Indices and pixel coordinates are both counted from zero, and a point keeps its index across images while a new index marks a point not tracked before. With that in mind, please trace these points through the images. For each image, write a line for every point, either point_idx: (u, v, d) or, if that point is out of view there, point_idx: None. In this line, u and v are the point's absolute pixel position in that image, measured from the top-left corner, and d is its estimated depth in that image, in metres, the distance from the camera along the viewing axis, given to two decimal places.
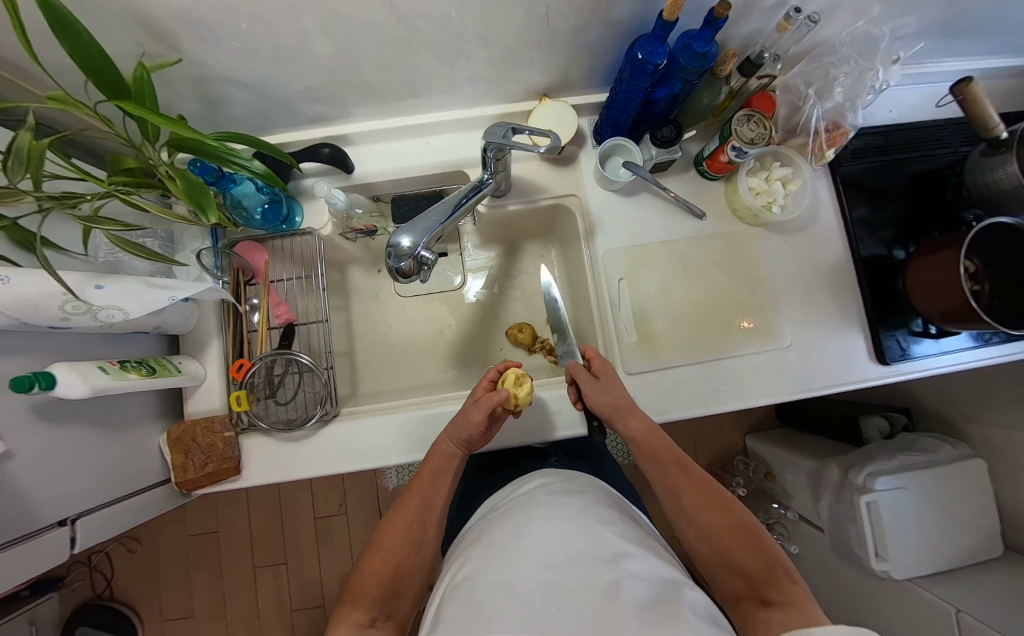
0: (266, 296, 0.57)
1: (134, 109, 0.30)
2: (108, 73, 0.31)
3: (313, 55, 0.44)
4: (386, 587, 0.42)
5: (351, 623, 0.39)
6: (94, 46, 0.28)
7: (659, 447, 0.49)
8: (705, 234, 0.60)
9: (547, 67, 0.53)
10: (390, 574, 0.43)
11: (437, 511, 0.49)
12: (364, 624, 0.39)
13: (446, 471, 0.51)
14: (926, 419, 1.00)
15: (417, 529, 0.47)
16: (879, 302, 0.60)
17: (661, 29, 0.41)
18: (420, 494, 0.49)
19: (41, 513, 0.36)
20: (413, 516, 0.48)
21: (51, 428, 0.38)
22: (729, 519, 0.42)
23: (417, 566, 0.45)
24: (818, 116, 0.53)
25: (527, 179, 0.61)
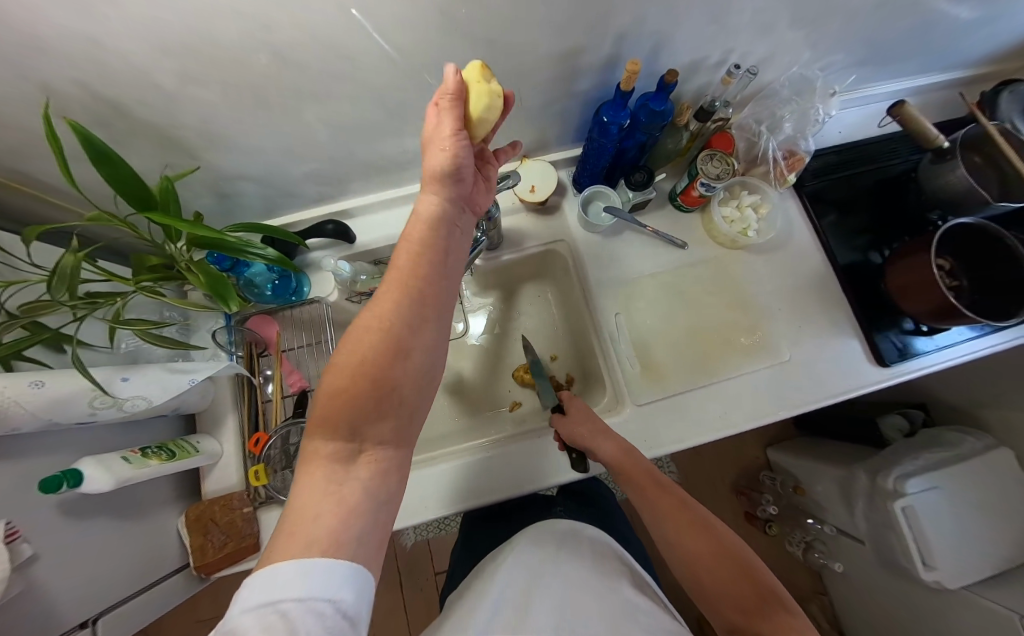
0: (280, 365, 0.59)
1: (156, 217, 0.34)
2: (131, 186, 0.36)
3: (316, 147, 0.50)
4: (365, 440, 0.27)
5: (318, 489, 0.25)
6: (117, 156, 0.33)
7: (636, 469, 0.48)
8: (690, 262, 0.64)
9: (525, 132, 0.60)
10: (369, 429, 0.28)
11: (425, 326, 0.31)
12: (335, 457, 0.26)
13: (400, 310, 0.29)
14: (944, 413, 0.99)
15: (396, 387, 0.29)
16: (867, 305, 0.62)
17: (620, 97, 0.47)
18: (389, 334, 0.29)
19: (60, 610, 0.37)
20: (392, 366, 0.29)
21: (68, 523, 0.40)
22: (720, 550, 0.39)
23: (416, 399, 0.31)
24: (775, 147, 0.59)
25: (517, 230, 0.65)
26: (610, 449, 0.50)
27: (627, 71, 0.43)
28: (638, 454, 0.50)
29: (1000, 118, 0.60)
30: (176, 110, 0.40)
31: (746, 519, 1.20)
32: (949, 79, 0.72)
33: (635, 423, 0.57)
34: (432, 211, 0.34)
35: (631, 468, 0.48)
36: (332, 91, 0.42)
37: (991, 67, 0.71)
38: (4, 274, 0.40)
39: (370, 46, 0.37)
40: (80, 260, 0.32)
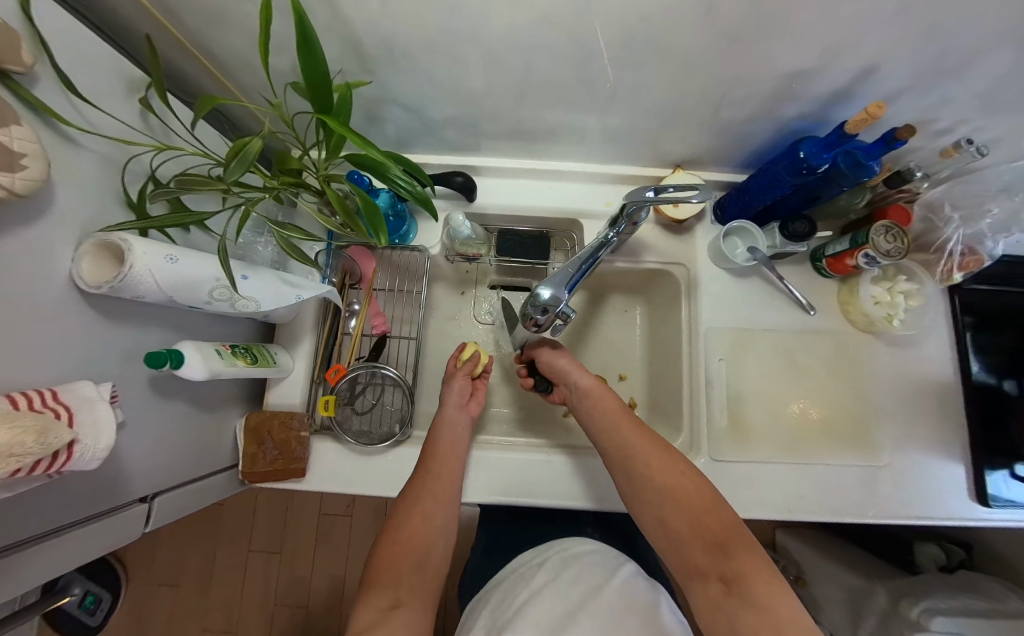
0: (366, 304, 0.58)
1: (337, 124, 0.32)
2: (320, 86, 0.33)
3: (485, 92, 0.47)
4: (406, 593, 0.38)
5: (372, 609, 0.35)
6: (319, 51, 0.30)
7: (617, 431, 0.47)
8: (813, 330, 0.58)
9: (693, 141, 0.54)
10: (408, 581, 0.39)
11: (463, 420, 0.55)
12: (386, 609, 0.36)
13: (451, 402, 0.56)
14: (990, 561, 0.92)
15: (427, 493, 0.47)
16: (991, 436, 0.56)
17: (835, 137, 0.43)
18: (455, 441, 0.53)
19: (123, 483, 0.37)
20: (429, 503, 0.46)
21: (153, 400, 0.39)
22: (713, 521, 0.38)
23: (433, 547, 0.43)
24: (959, 239, 0.52)
25: (639, 239, 0.61)
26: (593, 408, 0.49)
27: (864, 113, 0.38)
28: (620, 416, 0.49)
29: None
30: (378, 22, 0.36)
31: None
32: None
33: (705, 476, 0.54)
34: (447, 421, 0.54)
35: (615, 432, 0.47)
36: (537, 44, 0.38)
37: None
38: (158, 135, 0.39)
39: (611, 8, 0.33)
40: (263, 148, 0.30)
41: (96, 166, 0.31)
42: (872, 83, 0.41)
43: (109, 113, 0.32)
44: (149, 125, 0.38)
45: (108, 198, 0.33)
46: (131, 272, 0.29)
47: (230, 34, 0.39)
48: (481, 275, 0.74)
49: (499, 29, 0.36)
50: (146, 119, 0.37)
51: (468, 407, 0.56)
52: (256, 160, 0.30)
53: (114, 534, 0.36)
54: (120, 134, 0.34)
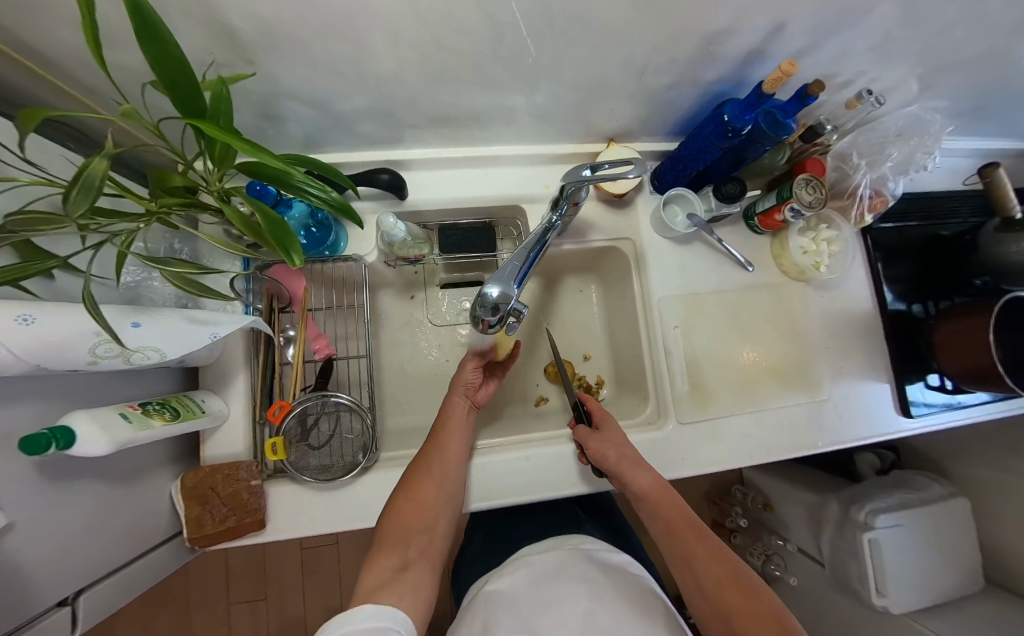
0: (303, 328, 0.52)
1: (208, 129, 0.26)
2: (181, 85, 0.27)
3: (396, 78, 0.42)
4: (414, 554, 0.43)
5: (382, 570, 0.41)
6: (172, 43, 0.24)
7: (675, 512, 0.46)
8: (753, 285, 0.62)
9: (622, 113, 0.53)
10: (416, 543, 0.44)
11: (464, 419, 0.54)
12: (394, 569, 0.41)
13: (458, 389, 0.56)
14: (912, 456, 1.07)
15: (435, 469, 0.49)
16: (907, 355, 0.64)
17: (755, 97, 0.44)
18: (461, 418, 0.54)
19: (31, 594, 0.31)
20: (438, 473, 0.49)
21: (46, 490, 0.33)
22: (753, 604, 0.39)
23: (442, 516, 0.47)
24: (867, 184, 0.56)
25: (584, 219, 0.60)
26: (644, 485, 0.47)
27: (779, 72, 0.39)
28: (674, 495, 0.47)
29: None
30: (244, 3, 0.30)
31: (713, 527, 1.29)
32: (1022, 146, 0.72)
33: (675, 440, 0.56)
34: (455, 405, 0.55)
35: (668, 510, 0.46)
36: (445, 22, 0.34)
37: None
38: None
39: None
40: (112, 168, 0.23)
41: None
42: (780, 41, 0.42)
43: None
44: None
45: None
46: None
47: (49, 27, 0.31)
48: (429, 276, 0.71)
49: (397, 6, 0.32)
50: None
51: (473, 392, 0.57)
52: (106, 184, 0.24)
53: None
54: None
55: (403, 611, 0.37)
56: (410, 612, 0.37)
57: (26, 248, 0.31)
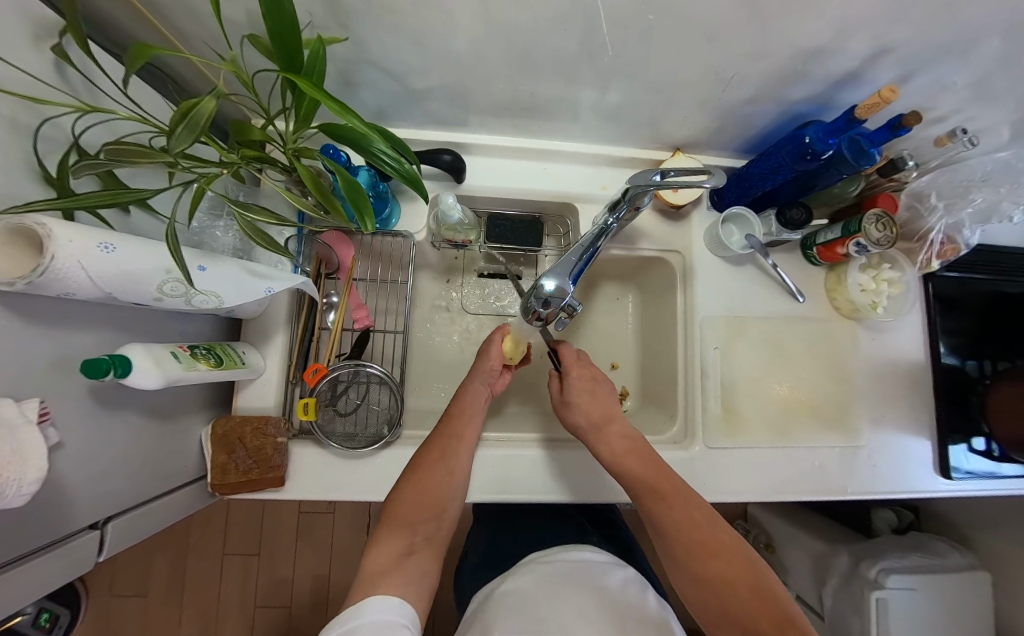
0: (347, 295, 0.52)
1: (308, 86, 0.26)
2: (284, 36, 0.27)
3: (478, 59, 0.42)
4: (420, 539, 0.42)
5: (389, 552, 0.39)
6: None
7: (646, 467, 0.45)
8: (801, 318, 0.59)
9: (693, 122, 0.52)
10: (423, 529, 0.43)
11: (472, 407, 0.53)
12: (402, 553, 0.39)
13: (478, 378, 0.56)
14: (935, 521, 1.02)
15: (450, 456, 0.49)
16: (954, 413, 0.60)
17: (843, 121, 0.41)
18: (475, 408, 0.54)
19: (66, 515, 0.32)
20: (449, 452, 0.49)
21: (95, 416, 0.34)
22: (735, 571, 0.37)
23: (449, 503, 0.46)
24: (943, 229, 0.53)
25: (636, 226, 0.59)
26: (613, 441, 0.48)
27: (880, 97, 0.36)
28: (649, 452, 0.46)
29: None
30: None
31: None
32: None
33: (699, 463, 0.54)
34: (472, 395, 0.55)
35: (636, 465, 0.45)
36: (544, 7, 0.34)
37: None
38: (80, 94, 0.31)
39: None
40: (218, 109, 0.23)
41: (4, 131, 0.24)
42: (882, 65, 0.40)
43: (14, 63, 0.25)
44: (69, 82, 0.30)
45: (23, 174, 0.26)
46: (53, 264, 0.23)
47: None
48: (469, 263, 0.71)
49: None
50: (63, 74, 0.30)
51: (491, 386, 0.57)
52: (209, 124, 0.24)
53: (66, 566, 0.32)
54: (29, 90, 0.26)
55: (410, 599, 0.35)
56: (417, 602, 0.35)
57: (108, 180, 0.32)
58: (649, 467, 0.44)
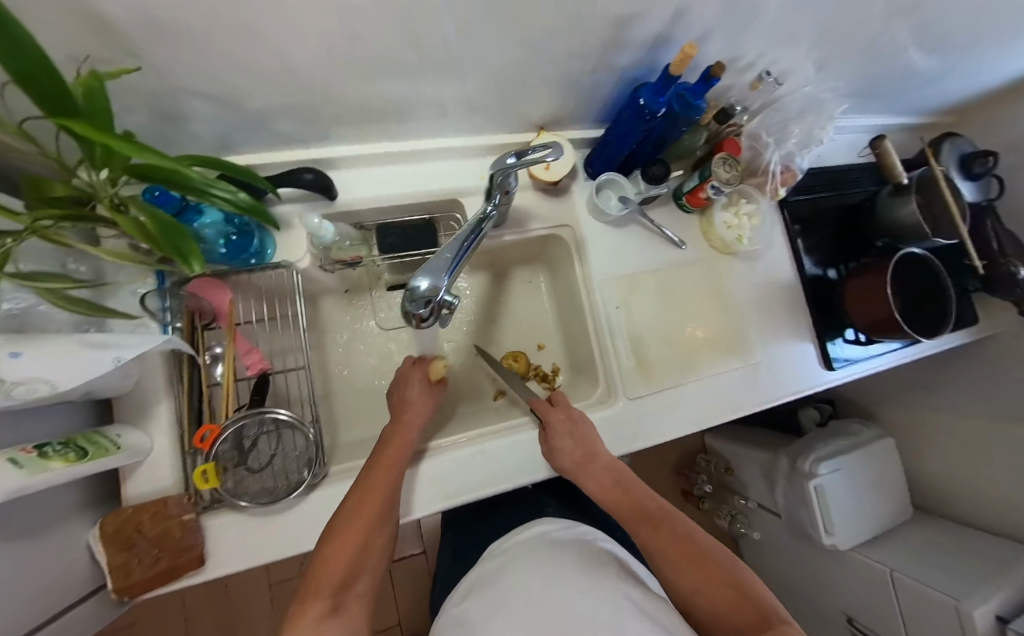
0: (233, 343, 0.48)
1: (89, 127, 0.23)
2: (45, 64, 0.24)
3: (302, 74, 0.40)
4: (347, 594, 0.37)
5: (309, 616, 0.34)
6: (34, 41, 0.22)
7: (626, 502, 0.48)
8: (687, 262, 0.65)
9: (545, 102, 0.54)
10: (346, 581, 0.38)
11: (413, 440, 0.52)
12: (325, 613, 0.35)
13: (410, 388, 0.57)
14: (846, 407, 1.19)
15: (379, 489, 0.45)
16: (823, 314, 0.70)
17: (664, 80, 0.46)
18: (415, 431, 0.53)
19: None
20: (383, 485, 0.46)
21: None
22: (715, 574, 0.40)
23: (379, 544, 0.42)
24: (778, 161, 0.61)
25: (523, 209, 0.61)
26: (594, 484, 0.51)
27: (683, 52, 0.40)
28: (631, 485, 0.50)
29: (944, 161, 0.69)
30: None
31: (683, 497, 1.37)
32: (904, 121, 0.81)
33: (627, 415, 0.58)
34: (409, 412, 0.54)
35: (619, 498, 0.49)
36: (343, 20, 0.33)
37: (928, 118, 0.82)
38: None
39: None
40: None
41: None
42: (680, 28, 0.44)
43: None
44: None
45: None
46: None
47: None
48: (374, 279, 0.69)
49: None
50: None
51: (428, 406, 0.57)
52: None
53: None
54: None
55: None
56: None
57: None
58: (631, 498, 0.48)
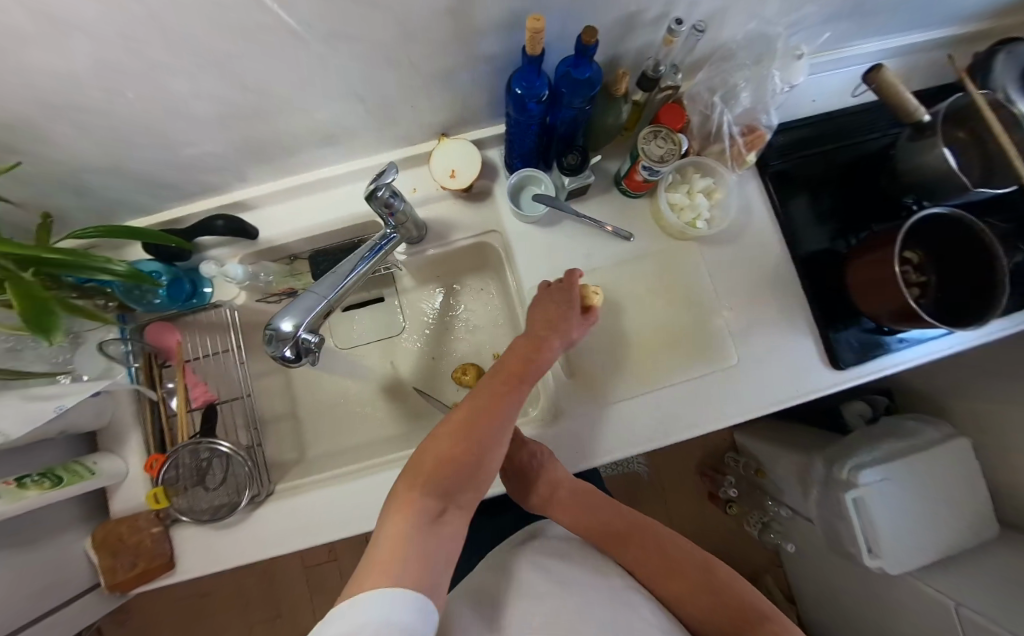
0: (180, 377, 0.54)
1: None
2: None
3: (161, 134, 0.42)
4: None
5: None
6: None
7: (602, 522, 0.41)
8: (635, 256, 0.57)
9: (437, 107, 0.51)
10: None
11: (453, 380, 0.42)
12: (430, 518, 0.27)
13: None
14: (912, 399, 0.96)
15: (417, 449, 0.37)
16: (825, 300, 0.56)
17: (532, 62, 0.38)
18: (452, 373, 0.42)
19: None
20: (423, 444, 0.38)
21: None
22: (699, 581, 0.34)
23: None
24: (732, 122, 0.50)
25: (441, 220, 0.58)
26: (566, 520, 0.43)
27: (529, 32, 0.32)
28: (602, 500, 0.44)
29: (993, 84, 0.50)
30: None
31: (709, 499, 1.24)
32: (953, 30, 0.60)
33: (565, 433, 0.54)
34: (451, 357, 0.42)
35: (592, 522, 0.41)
36: (153, 84, 0.33)
37: (996, 18, 0.60)
38: None
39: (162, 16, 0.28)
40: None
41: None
42: None
43: None
44: None
45: None
46: None
47: None
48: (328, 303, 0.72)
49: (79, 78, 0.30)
50: None
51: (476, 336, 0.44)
52: None
53: None
54: None
55: None
56: None
57: None
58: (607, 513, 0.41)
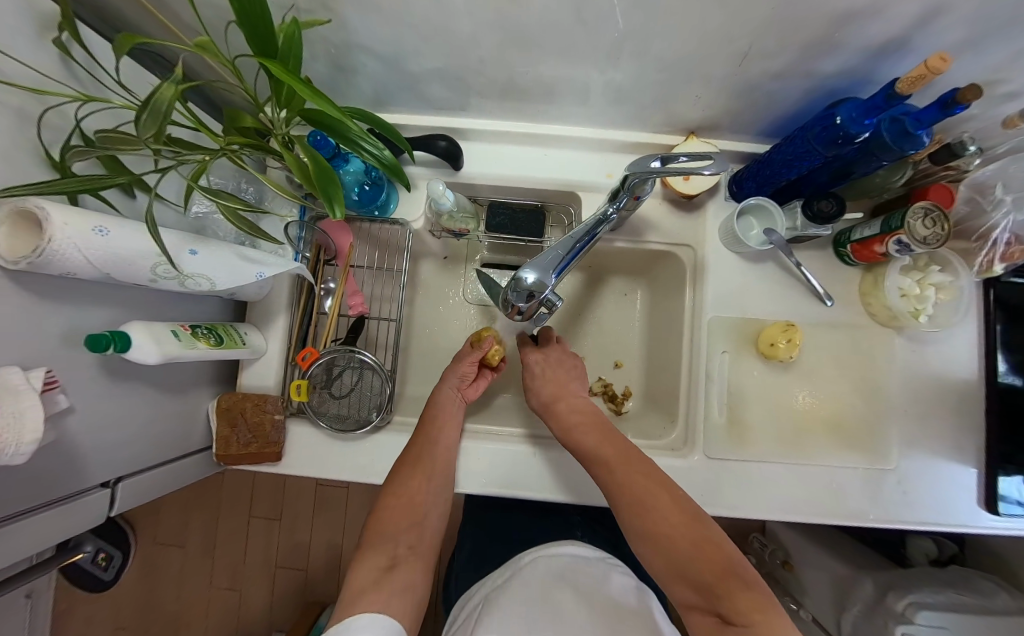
0: (344, 283, 0.53)
1: (282, 73, 0.25)
2: (258, 21, 0.27)
3: (456, 37, 0.39)
4: (402, 550, 0.41)
5: (369, 570, 0.38)
6: None
7: (613, 448, 0.44)
8: (827, 323, 0.53)
9: (707, 103, 0.48)
10: (405, 539, 0.42)
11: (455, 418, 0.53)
12: (382, 568, 0.38)
13: (450, 380, 0.56)
14: (984, 559, 0.89)
15: (426, 460, 0.48)
16: (1010, 440, 0.51)
17: (884, 98, 0.35)
18: (454, 415, 0.53)
19: (80, 473, 0.36)
20: (428, 454, 0.49)
21: (111, 386, 0.37)
22: (697, 534, 0.36)
23: (431, 509, 0.46)
24: (1009, 227, 0.45)
25: (643, 217, 0.55)
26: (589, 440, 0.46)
27: (924, 67, 0.29)
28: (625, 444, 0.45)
29: None
30: None
31: None
32: None
33: (696, 473, 0.51)
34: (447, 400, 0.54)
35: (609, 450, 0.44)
36: None
37: None
38: (86, 85, 0.34)
39: None
40: (179, 96, 0.23)
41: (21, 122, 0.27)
42: (928, 34, 0.34)
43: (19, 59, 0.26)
44: (73, 74, 0.32)
45: (37, 158, 0.28)
46: (49, 245, 0.24)
47: None
48: (473, 253, 0.70)
49: None
50: (70, 67, 0.32)
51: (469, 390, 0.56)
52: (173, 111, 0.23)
53: (73, 522, 0.36)
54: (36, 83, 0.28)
55: (395, 613, 0.34)
56: (401, 612, 0.35)
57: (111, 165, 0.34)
58: (605, 439, 0.46)
